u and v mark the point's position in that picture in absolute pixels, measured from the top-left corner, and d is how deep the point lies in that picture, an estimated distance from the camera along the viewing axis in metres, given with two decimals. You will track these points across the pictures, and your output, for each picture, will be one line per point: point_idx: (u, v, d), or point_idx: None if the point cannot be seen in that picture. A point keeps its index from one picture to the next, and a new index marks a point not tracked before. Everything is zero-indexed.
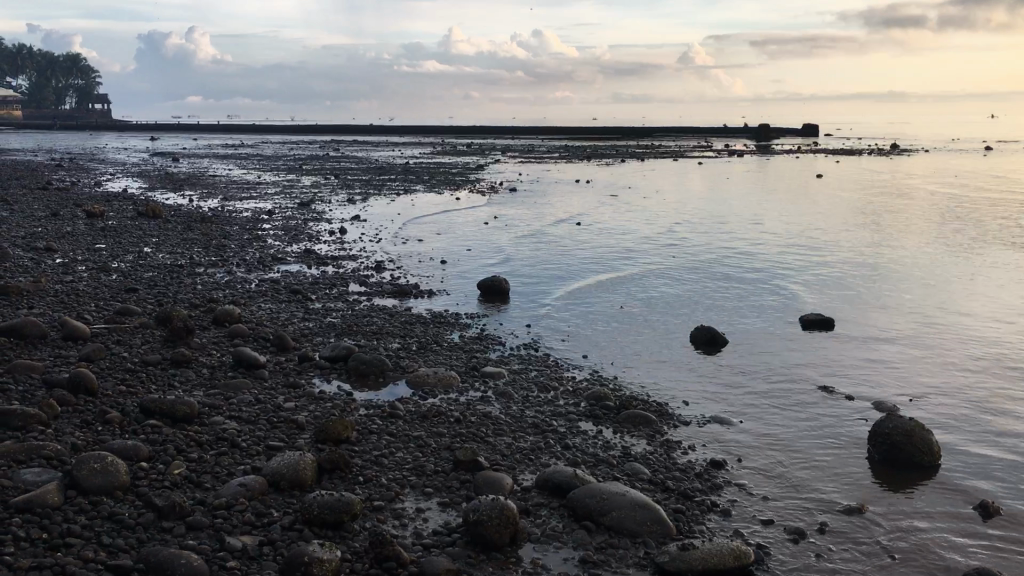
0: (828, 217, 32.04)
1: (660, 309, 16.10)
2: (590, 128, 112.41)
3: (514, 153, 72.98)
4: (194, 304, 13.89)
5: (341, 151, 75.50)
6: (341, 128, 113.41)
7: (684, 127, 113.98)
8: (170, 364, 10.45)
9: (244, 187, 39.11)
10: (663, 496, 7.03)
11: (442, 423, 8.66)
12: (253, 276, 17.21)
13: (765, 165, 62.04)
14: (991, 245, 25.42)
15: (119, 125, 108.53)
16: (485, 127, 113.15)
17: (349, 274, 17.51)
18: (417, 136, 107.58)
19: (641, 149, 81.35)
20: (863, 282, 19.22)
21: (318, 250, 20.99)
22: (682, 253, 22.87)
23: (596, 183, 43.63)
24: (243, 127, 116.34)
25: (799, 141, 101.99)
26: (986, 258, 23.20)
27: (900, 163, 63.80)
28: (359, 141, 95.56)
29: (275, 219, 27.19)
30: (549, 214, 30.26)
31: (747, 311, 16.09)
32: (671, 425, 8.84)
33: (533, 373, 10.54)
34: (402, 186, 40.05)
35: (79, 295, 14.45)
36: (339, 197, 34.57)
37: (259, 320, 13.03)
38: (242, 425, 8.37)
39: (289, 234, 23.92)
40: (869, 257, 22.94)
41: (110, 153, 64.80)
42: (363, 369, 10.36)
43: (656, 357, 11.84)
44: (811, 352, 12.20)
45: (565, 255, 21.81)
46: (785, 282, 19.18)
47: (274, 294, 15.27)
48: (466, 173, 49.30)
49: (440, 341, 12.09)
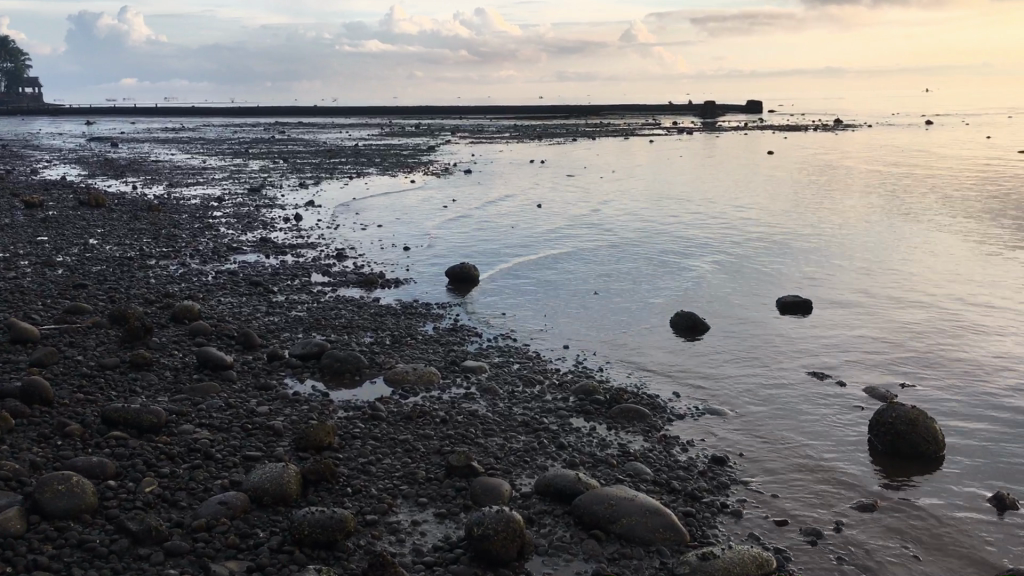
0: (785, 194, 32.03)
1: (632, 292, 15.78)
2: (538, 107, 111.90)
3: (464, 133, 72.27)
4: (149, 300, 13.22)
5: (287, 133, 74.12)
6: (285, 110, 111.55)
7: (631, 105, 114.15)
8: (130, 367, 9.83)
9: (190, 173, 38.00)
10: (671, 498, 6.66)
11: (428, 425, 8.21)
12: (209, 267, 16.53)
13: (715, 142, 62.20)
14: (949, 219, 25.55)
15: (53, 110, 105.36)
16: (432, 108, 112.11)
17: (310, 264, 16.91)
18: (363, 117, 106.16)
19: (590, 127, 81.15)
20: (831, 260, 19.10)
21: (275, 238, 20.32)
22: (645, 234, 22.60)
23: (550, 163, 43.28)
24: (184, 110, 113.80)
25: (745, 117, 102.76)
26: (946, 232, 23.28)
27: (847, 138, 64.47)
28: (305, 123, 94.13)
29: (226, 206, 26.37)
30: (507, 195, 29.82)
31: (720, 292, 15.83)
32: (667, 419, 8.49)
33: (515, 367, 10.13)
34: (353, 169, 39.26)
35: (25, 292, 13.68)
36: (290, 181, 33.76)
37: (220, 316, 12.42)
38: (214, 434, 7.84)
39: (242, 221, 23.15)
40: (832, 233, 22.88)
41: (45, 139, 62.78)
42: (337, 367, 9.84)
43: (637, 344, 11.49)
44: (793, 334, 11.95)
45: (528, 239, 21.39)
46: (753, 262, 18.99)
47: (233, 287, 14.64)
48: (418, 154, 48.60)
49: (414, 333, 11.60)
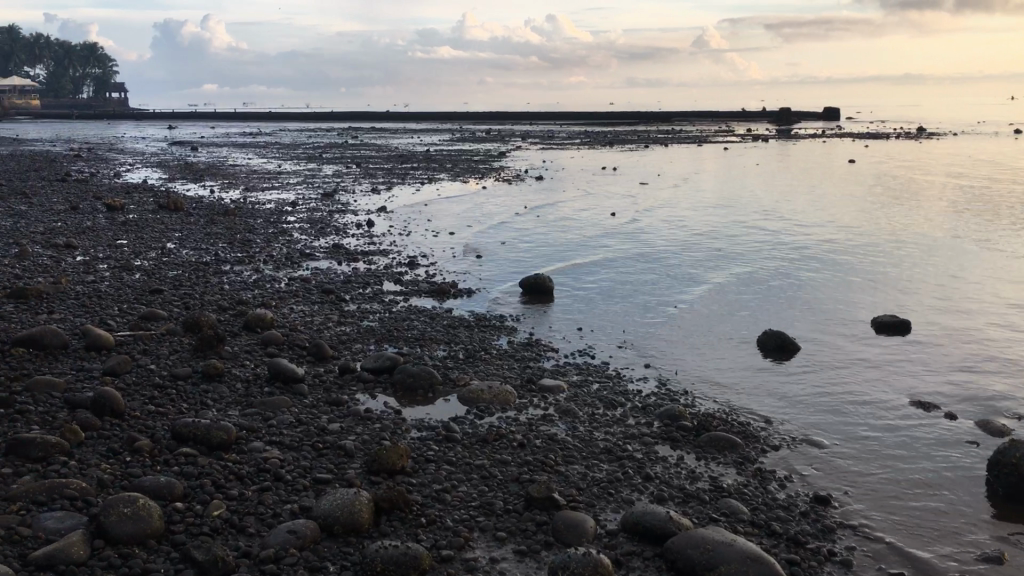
0: (870, 206, 30.89)
1: (713, 306, 15.17)
2: (610, 113, 110.99)
3: (535, 139, 71.95)
4: (222, 307, 13.10)
5: (361, 138, 74.71)
6: (358, 115, 112.73)
7: (704, 112, 112.59)
8: (201, 378, 9.63)
9: (266, 177, 38.37)
10: (769, 543, 6.14)
11: (505, 448, 7.80)
12: (282, 274, 16.41)
13: (793, 151, 60.72)
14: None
15: (135, 114, 108.15)
16: (503, 114, 112.17)
17: (382, 271, 16.68)
18: (436, 123, 106.61)
19: (663, 134, 80.13)
20: (922, 277, 18.21)
21: (348, 243, 20.19)
22: (724, 245, 21.90)
23: (623, 171, 42.65)
24: (259, 114, 115.78)
25: (822, 125, 100.47)
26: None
27: (930, 148, 62.42)
28: (377, 128, 94.88)
29: (300, 211, 26.42)
30: (580, 203, 29.34)
31: (806, 310, 15.12)
32: (760, 449, 7.94)
33: (595, 387, 9.66)
34: (426, 175, 39.14)
35: (102, 296, 13.70)
36: (363, 187, 33.77)
37: (293, 325, 12.22)
38: (284, 453, 7.55)
39: (316, 227, 23.11)
40: (922, 248, 21.88)
41: (128, 142, 64.34)
42: (410, 383, 9.49)
43: (722, 364, 10.92)
44: (890, 356, 11.24)
45: (603, 248, 20.87)
46: (839, 277, 18.19)
47: (305, 294, 14.45)
48: (490, 160, 48.37)
49: (489, 348, 11.20)
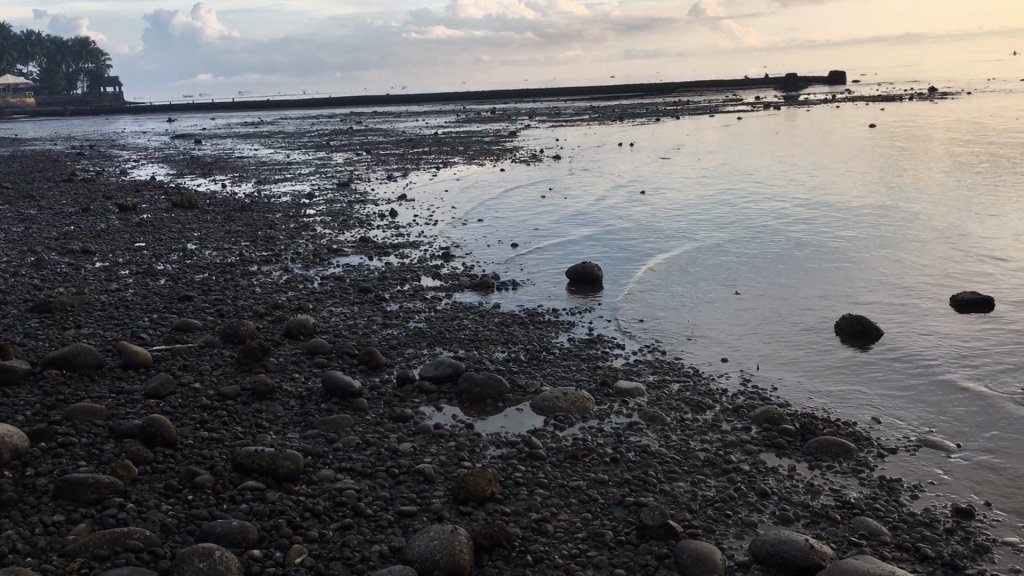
0: (901, 168, 30.04)
1: (768, 282, 14.44)
2: (613, 86, 109.81)
3: (541, 117, 70.98)
4: (259, 313, 12.40)
5: (365, 123, 73.76)
6: (358, 101, 111.73)
7: (708, 82, 111.30)
8: (252, 397, 8.95)
9: (277, 169, 37.63)
10: (924, 571, 5.47)
11: (599, 466, 7.12)
12: (314, 272, 15.70)
13: (806, 117, 59.73)
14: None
15: (134, 109, 107.21)
16: (505, 93, 111.03)
17: (416, 265, 15.99)
18: (438, 105, 105.62)
19: (670, 106, 79.15)
20: (978, 238, 17.45)
21: (375, 236, 19.48)
22: (761, 217, 21.12)
23: (639, 145, 41.84)
24: (258, 102, 114.73)
25: (828, 89, 99.17)
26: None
27: (944, 106, 61.44)
28: (378, 112, 93.93)
29: (317, 203, 25.69)
30: (603, 182, 28.58)
31: (867, 279, 14.39)
32: (875, 452, 7.24)
33: (675, 387, 8.97)
34: (439, 159, 38.33)
35: (130, 307, 12.99)
36: (377, 174, 33.00)
37: (337, 330, 11.54)
38: (360, 482, 6.88)
39: (338, 219, 22.39)
40: (968, 206, 21.10)
41: (130, 138, 63.58)
42: (477, 394, 8.82)
43: (803, 352, 10.21)
44: (980, 332, 10.52)
45: (638, 228, 20.12)
46: (892, 242, 17.43)
47: (342, 294, 13.76)
48: (500, 141, 47.53)
49: (550, 347, 10.52)
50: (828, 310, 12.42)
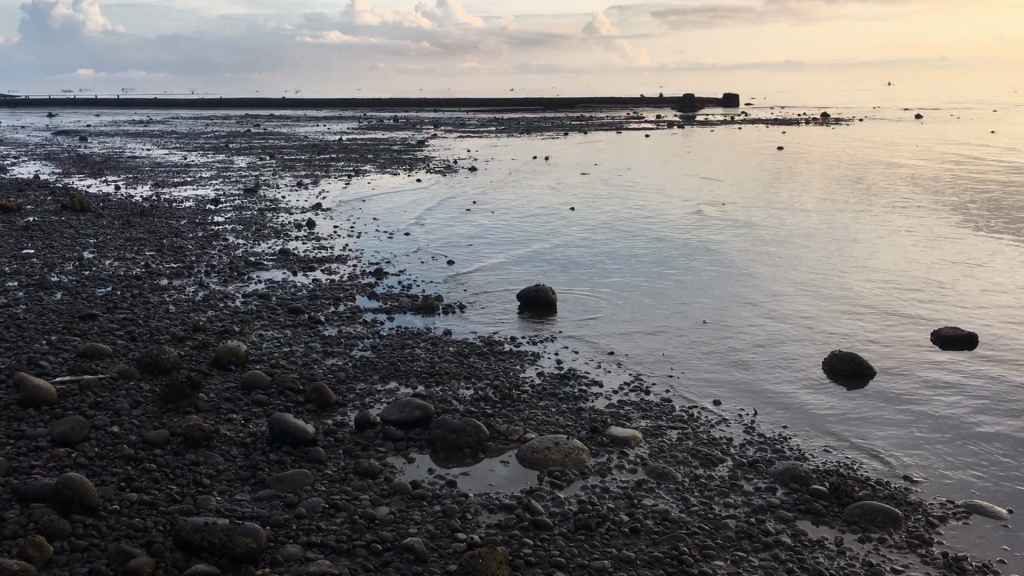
0: (820, 187, 30.18)
1: (728, 299, 13.70)
2: (515, 99, 109.45)
3: (448, 127, 69.69)
4: (177, 339, 10.91)
5: (263, 126, 71.06)
6: (254, 102, 108.22)
7: (610, 98, 112.11)
8: (184, 445, 7.55)
9: (175, 171, 35.34)
10: None
11: (618, 540, 6.06)
12: (233, 289, 14.20)
13: (711, 137, 60.47)
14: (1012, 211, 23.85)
15: (11, 102, 101.00)
16: (407, 100, 109.30)
17: (347, 282, 14.67)
18: (338, 110, 103.24)
19: (574, 121, 78.95)
20: (922, 259, 17.24)
21: (294, 248, 18.01)
22: (697, 233, 20.53)
23: (556, 159, 41.16)
24: (146, 100, 109.76)
25: (724, 110, 101.13)
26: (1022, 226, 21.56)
27: (842, 133, 63.05)
28: (275, 115, 90.87)
29: (226, 210, 23.94)
30: (527, 195, 27.64)
31: (827, 301, 13.82)
32: (923, 520, 6.41)
33: (673, 434, 8.00)
34: (349, 166, 36.77)
35: (23, 326, 11.29)
36: (286, 180, 31.25)
37: (273, 360, 10.19)
38: (337, 564, 5.65)
39: (250, 228, 20.77)
40: (901, 228, 21.02)
41: (6, 133, 59.33)
42: (453, 441, 7.66)
43: (800, 391, 9.40)
44: (975, 375, 9.96)
45: (575, 243, 19.20)
46: (839, 261, 17.00)
47: (270, 316, 12.37)
48: (410, 149, 46.23)
49: (520, 383, 9.43)
50: (802, 335, 11.73)
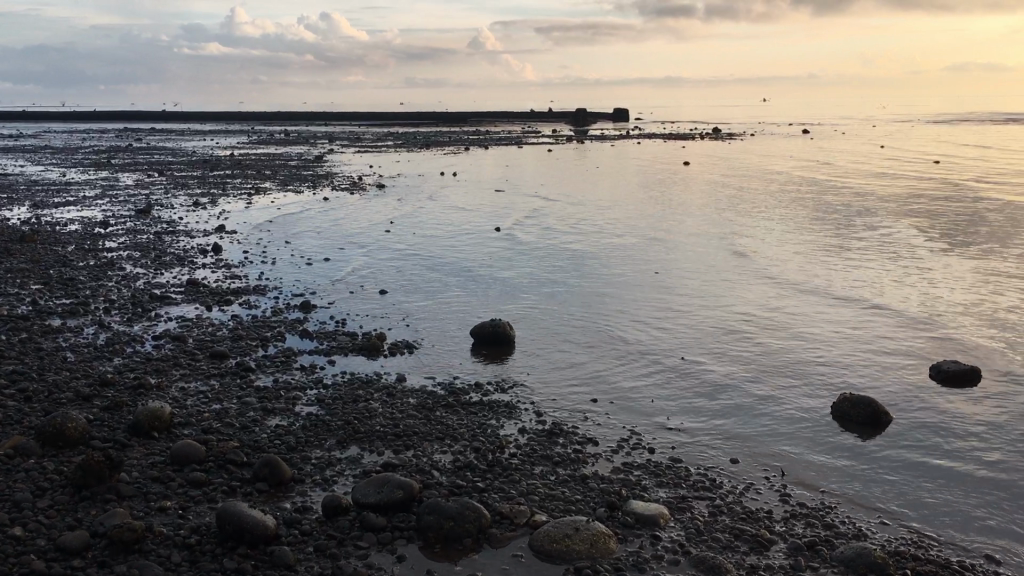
0: (739, 202, 29.78)
1: (696, 330, 12.69)
2: (407, 114, 107.56)
3: (343, 141, 67.36)
4: (82, 398, 9.18)
5: (145, 140, 67.28)
6: (131, 116, 103.24)
7: (503, 114, 111.46)
8: (112, 551, 5.97)
9: (53, 190, 32.51)
10: None
11: None
12: (141, 330, 12.41)
13: (612, 151, 60.21)
14: (937, 226, 23.77)
15: None
16: (293, 115, 105.97)
17: (271, 318, 13.04)
18: (223, 123, 99.43)
19: (470, 135, 77.61)
20: (874, 279, 16.67)
21: (203, 278, 16.20)
22: (634, 252, 19.55)
23: (464, 176, 39.86)
24: (13, 113, 103.20)
25: (617, 125, 101.77)
26: (955, 242, 21.37)
27: (739, 146, 63.80)
28: (157, 129, 86.52)
29: (117, 234, 21.79)
30: (445, 213, 26.26)
31: (798, 328, 12.95)
32: None
33: (702, 508, 6.81)
34: (247, 184, 34.60)
35: None
36: (180, 200, 28.98)
37: (204, 424, 8.61)
38: None
39: (148, 254, 18.78)
40: (837, 246, 20.58)
41: None
42: (449, 531, 6.28)
43: (823, 443, 8.36)
44: (998, 418, 9.14)
45: (511, 266, 17.93)
46: (791, 283, 16.28)
47: (190, 365, 10.71)
48: (309, 165, 44.14)
49: (504, 445, 8.12)
50: (792, 370, 10.74)
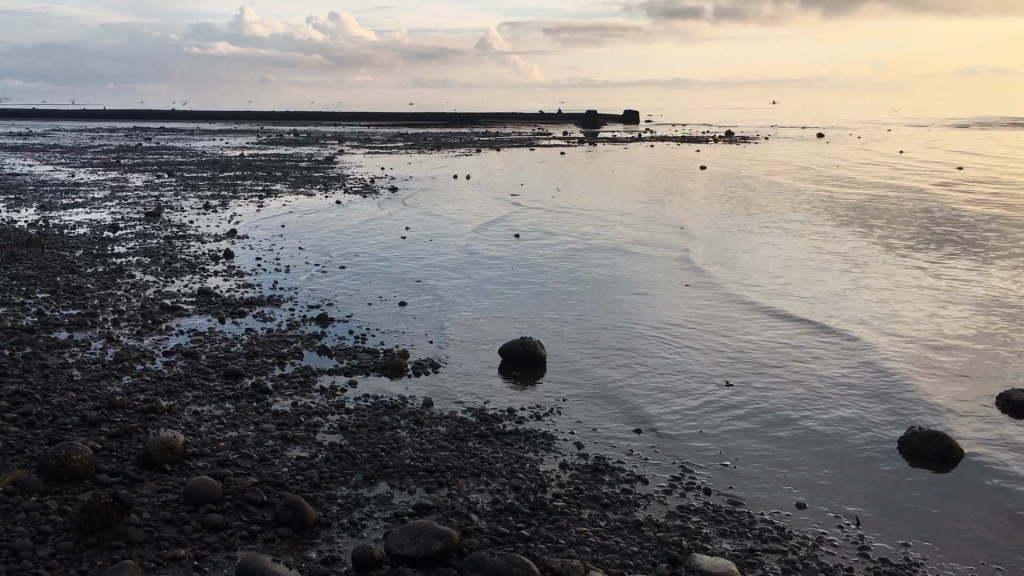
0: (760, 208, 29.08)
1: (733, 351, 12.06)
2: (417, 115, 106.94)
3: (353, 142, 66.74)
4: (88, 424, 8.54)
5: (153, 140, 66.69)
6: (140, 115, 102.76)
7: (513, 115, 110.80)
8: None
9: (61, 191, 31.91)
10: None
11: None
12: (150, 345, 11.76)
13: (625, 154, 59.54)
14: (966, 235, 23.09)
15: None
16: (302, 114, 105.36)
17: (286, 333, 12.39)
18: (232, 123, 98.86)
19: (480, 137, 76.91)
20: (910, 294, 16.03)
21: (214, 287, 15.56)
22: (659, 262, 18.89)
23: (477, 179, 39.26)
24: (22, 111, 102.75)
25: (627, 127, 101.02)
26: (988, 252, 20.72)
27: (752, 151, 63.03)
28: (166, 127, 85.99)
29: (127, 238, 21.17)
30: (460, 218, 25.62)
31: (839, 349, 12.31)
32: None
33: (772, 565, 6.15)
34: (258, 186, 33.99)
35: None
36: (191, 202, 28.37)
37: (219, 455, 7.97)
38: None
39: (157, 260, 18.15)
40: (866, 257, 19.92)
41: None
42: None
43: (892, 488, 7.70)
44: None
45: (533, 276, 17.31)
46: (825, 298, 15.62)
47: (204, 385, 10.06)
48: (320, 167, 43.51)
49: (546, 483, 7.46)
50: (844, 401, 10.07)
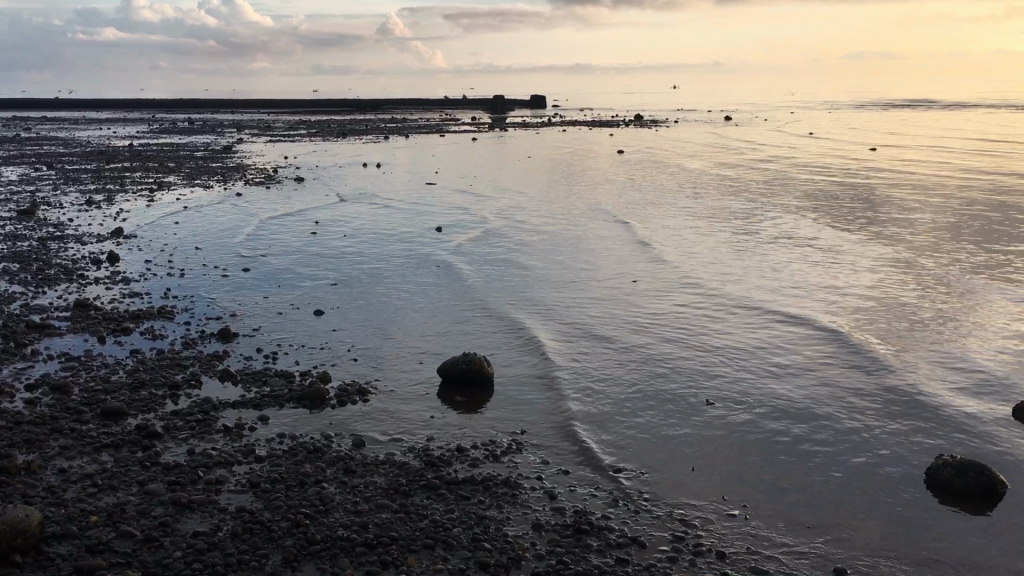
0: (682, 192, 28.07)
1: (694, 357, 10.74)
2: (318, 103, 103.41)
3: (252, 131, 63.70)
4: None
5: (34, 129, 62.22)
6: (20, 104, 96.50)
7: (418, 102, 108.32)
8: None
9: None
10: None
11: None
12: (10, 376, 9.67)
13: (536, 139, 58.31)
14: (894, 216, 22.50)
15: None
16: (197, 102, 100.63)
17: (180, 354, 10.44)
18: (121, 111, 93.59)
19: (386, 123, 74.35)
20: (858, 280, 15.10)
21: (94, 297, 13.42)
22: (591, 253, 17.55)
23: (386, 167, 37.25)
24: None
25: (534, 112, 99.83)
26: (921, 233, 20.08)
27: (662, 134, 62.58)
28: (48, 116, 80.71)
29: None
30: (372, 210, 23.79)
31: (806, 348, 11.16)
32: None
33: None
34: (149, 179, 31.32)
35: None
36: (73, 198, 25.64)
37: (91, 535, 6.09)
38: None
39: (28, 266, 15.79)
40: (803, 242, 18.99)
41: None
42: None
43: (937, 547, 6.41)
44: None
45: (459, 272, 15.72)
46: (775, 287, 14.49)
47: (76, 430, 8.09)
48: (218, 156, 40.77)
49: (520, 556, 5.85)
50: (831, 418, 8.85)
